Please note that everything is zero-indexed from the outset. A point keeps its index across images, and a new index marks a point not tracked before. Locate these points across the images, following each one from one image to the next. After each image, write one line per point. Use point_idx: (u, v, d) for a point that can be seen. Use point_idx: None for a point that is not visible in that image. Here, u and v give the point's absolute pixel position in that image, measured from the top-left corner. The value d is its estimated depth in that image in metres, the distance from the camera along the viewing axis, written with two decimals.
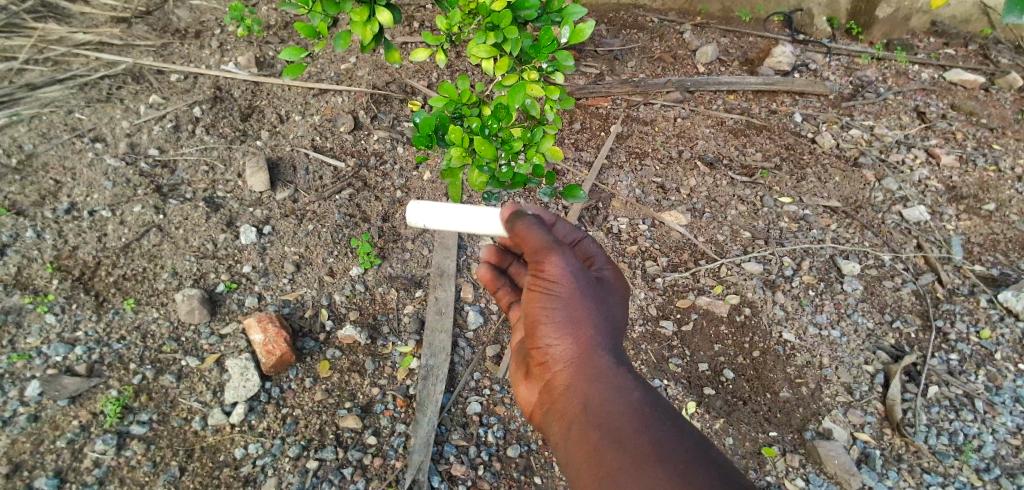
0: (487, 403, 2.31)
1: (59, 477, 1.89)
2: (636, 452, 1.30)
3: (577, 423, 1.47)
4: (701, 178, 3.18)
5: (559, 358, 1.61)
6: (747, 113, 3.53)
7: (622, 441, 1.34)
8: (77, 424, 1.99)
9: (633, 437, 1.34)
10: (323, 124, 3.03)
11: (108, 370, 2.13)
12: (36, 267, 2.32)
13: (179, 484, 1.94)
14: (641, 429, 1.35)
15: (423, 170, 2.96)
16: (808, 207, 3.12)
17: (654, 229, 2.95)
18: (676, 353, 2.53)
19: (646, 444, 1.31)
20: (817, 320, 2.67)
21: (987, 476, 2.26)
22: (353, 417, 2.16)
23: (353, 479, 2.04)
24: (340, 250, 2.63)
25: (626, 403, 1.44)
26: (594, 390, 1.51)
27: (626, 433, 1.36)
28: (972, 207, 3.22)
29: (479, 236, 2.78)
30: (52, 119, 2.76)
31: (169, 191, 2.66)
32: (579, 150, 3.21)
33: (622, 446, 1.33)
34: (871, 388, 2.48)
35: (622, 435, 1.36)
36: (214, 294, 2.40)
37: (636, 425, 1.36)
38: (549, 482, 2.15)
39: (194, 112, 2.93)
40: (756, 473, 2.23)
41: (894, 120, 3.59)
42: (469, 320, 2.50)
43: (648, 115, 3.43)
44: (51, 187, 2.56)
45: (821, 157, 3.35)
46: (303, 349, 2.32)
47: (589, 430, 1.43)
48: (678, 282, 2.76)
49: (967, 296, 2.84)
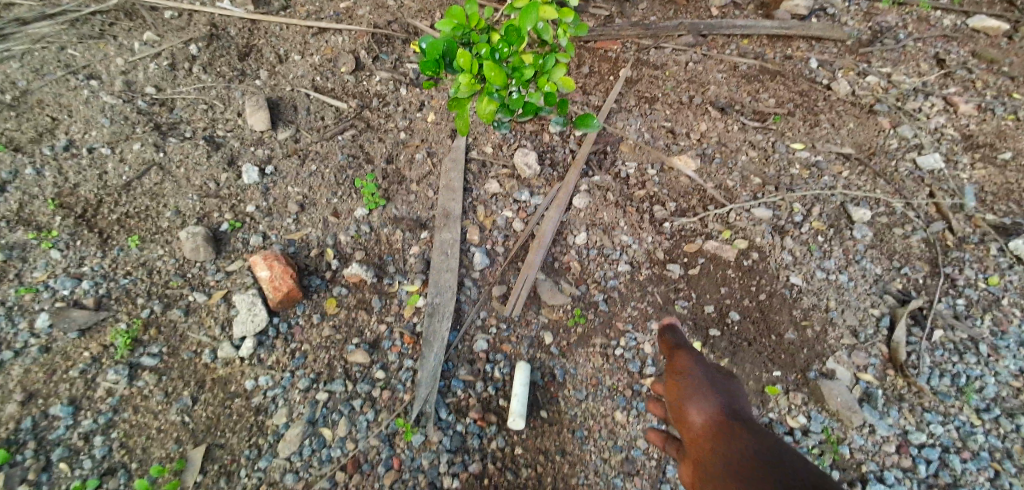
0: (493, 341, 2.32)
1: (74, 405, 1.93)
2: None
3: (704, 464, 1.26)
4: (712, 123, 3.08)
5: (695, 398, 1.41)
6: (760, 58, 3.39)
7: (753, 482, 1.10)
8: (88, 355, 2.02)
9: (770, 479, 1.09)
10: (323, 64, 2.92)
11: (116, 304, 2.14)
12: (38, 204, 2.29)
13: (191, 413, 1.98)
14: (781, 473, 1.09)
15: (427, 112, 2.87)
16: (821, 154, 3.04)
17: (663, 174, 2.88)
18: (682, 296, 2.53)
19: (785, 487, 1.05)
20: (825, 265, 2.65)
21: (986, 416, 2.31)
22: (361, 352, 2.19)
23: (363, 410, 2.08)
24: (344, 191, 2.59)
25: (772, 450, 1.19)
26: (734, 432, 1.27)
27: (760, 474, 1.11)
28: (988, 156, 3.13)
29: (485, 179, 2.73)
30: (45, 56, 2.66)
31: (168, 129, 2.59)
32: (588, 94, 3.08)
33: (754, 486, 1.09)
34: (876, 331, 2.49)
35: (756, 477, 1.11)
36: (219, 233, 2.38)
37: (774, 469, 1.11)
38: (555, 417, 2.19)
39: (190, 51, 2.80)
40: (760, 410, 2.28)
41: (912, 67, 3.46)
42: (475, 261, 2.49)
43: (657, 59, 3.29)
44: (48, 124, 2.49)
45: (835, 104, 3.24)
46: (309, 286, 2.32)
47: (717, 469, 1.20)
48: (686, 227, 2.73)
49: (977, 244, 2.81)
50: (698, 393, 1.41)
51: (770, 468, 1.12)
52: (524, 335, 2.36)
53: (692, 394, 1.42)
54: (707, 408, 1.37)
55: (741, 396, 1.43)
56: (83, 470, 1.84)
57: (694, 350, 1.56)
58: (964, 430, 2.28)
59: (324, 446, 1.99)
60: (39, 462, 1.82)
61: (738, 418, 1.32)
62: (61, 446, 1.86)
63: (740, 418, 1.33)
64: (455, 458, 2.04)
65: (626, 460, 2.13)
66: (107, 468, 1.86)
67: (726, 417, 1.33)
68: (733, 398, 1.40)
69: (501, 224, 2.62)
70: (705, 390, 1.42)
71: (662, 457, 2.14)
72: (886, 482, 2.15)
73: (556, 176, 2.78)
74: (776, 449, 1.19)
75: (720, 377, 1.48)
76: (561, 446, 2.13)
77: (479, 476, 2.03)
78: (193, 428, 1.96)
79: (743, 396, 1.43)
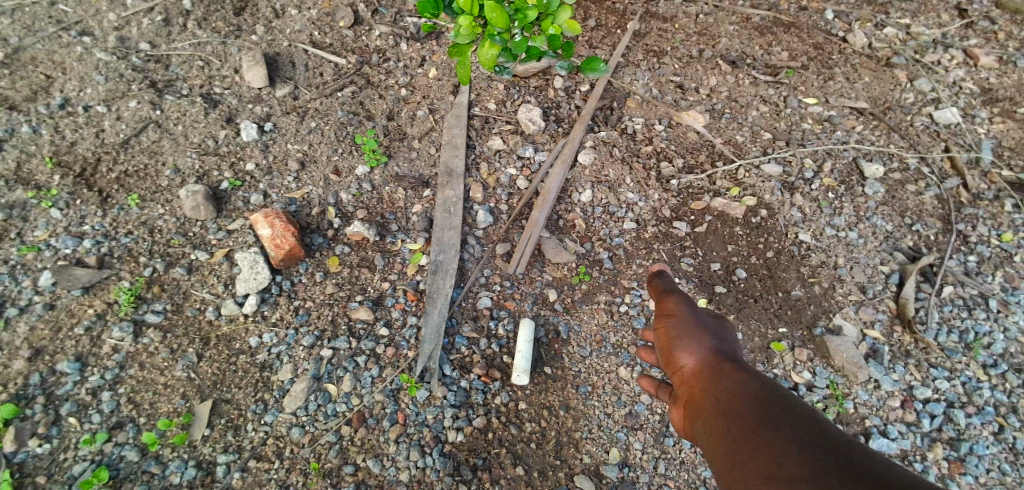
0: (496, 298, 2.31)
1: (81, 361, 1.94)
2: (768, 441, 1.09)
3: (699, 407, 1.30)
4: (722, 78, 2.97)
5: (687, 342, 1.44)
6: (774, 9, 3.24)
7: (750, 428, 1.15)
8: (93, 312, 2.03)
9: (766, 423, 1.13)
10: (321, 19, 2.82)
11: (119, 262, 2.13)
12: (36, 162, 2.26)
13: (197, 369, 2.00)
14: (775, 417, 1.14)
15: (428, 67, 2.79)
16: (834, 108, 2.95)
17: (670, 130, 2.81)
18: (689, 253, 2.50)
19: (781, 433, 1.10)
20: (834, 222, 2.60)
21: (993, 372, 2.31)
22: (365, 309, 2.19)
23: (367, 366, 2.09)
24: (345, 148, 2.54)
25: (763, 389, 1.24)
26: (727, 372, 1.31)
27: (756, 419, 1.16)
28: (1008, 110, 3.03)
29: (488, 136, 2.66)
30: (35, 11, 2.56)
31: (165, 87, 2.53)
32: (594, 48, 2.96)
33: (751, 432, 1.14)
34: (885, 288, 2.47)
35: (753, 422, 1.16)
36: (219, 192, 2.34)
37: (768, 411, 1.17)
38: (558, 373, 2.19)
39: (184, 5, 2.69)
40: (765, 366, 2.26)
41: (932, 18, 3.30)
42: (478, 219, 2.46)
43: (667, 11, 3.15)
44: (42, 82, 2.43)
45: (850, 57, 3.12)
46: (312, 245, 2.30)
47: (714, 413, 1.25)
48: (693, 184, 2.67)
49: (992, 200, 2.75)
50: (689, 336, 1.45)
51: (765, 409, 1.17)
52: (528, 292, 2.35)
53: (683, 338, 1.45)
54: (699, 351, 1.41)
55: (731, 338, 1.47)
56: (93, 424, 1.86)
57: (683, 294, 1.59)
58: (970, 386, 2.28)
59: (330, 401, 2.01)
60: (49, 416, 1.85)
61: (729, 359, 1.37)
62: (70, 401, 1.88)
63: (732, 359, 1.37)
64: (459, 413, 2.05)
65: (629, 415, 2.14)
66: (116, 422, 1.88)
67: (717, 360, 1.38)
68: (723, 339, 1.44)
69: (505, 182, 2.58)
70: (695, 334, 1.45)
71: (666, 412, 2.16)
72: (889, 436, 2.15)
73: (561, 132, 2.71)
74: (767, 388, 1.25)
75: (709, 318, 1.51)
76: (565, 401, 2.14)
77: (483, 430, 2.04)
78: (199, 384, 1.98)
79: (733, 337, 1.47)
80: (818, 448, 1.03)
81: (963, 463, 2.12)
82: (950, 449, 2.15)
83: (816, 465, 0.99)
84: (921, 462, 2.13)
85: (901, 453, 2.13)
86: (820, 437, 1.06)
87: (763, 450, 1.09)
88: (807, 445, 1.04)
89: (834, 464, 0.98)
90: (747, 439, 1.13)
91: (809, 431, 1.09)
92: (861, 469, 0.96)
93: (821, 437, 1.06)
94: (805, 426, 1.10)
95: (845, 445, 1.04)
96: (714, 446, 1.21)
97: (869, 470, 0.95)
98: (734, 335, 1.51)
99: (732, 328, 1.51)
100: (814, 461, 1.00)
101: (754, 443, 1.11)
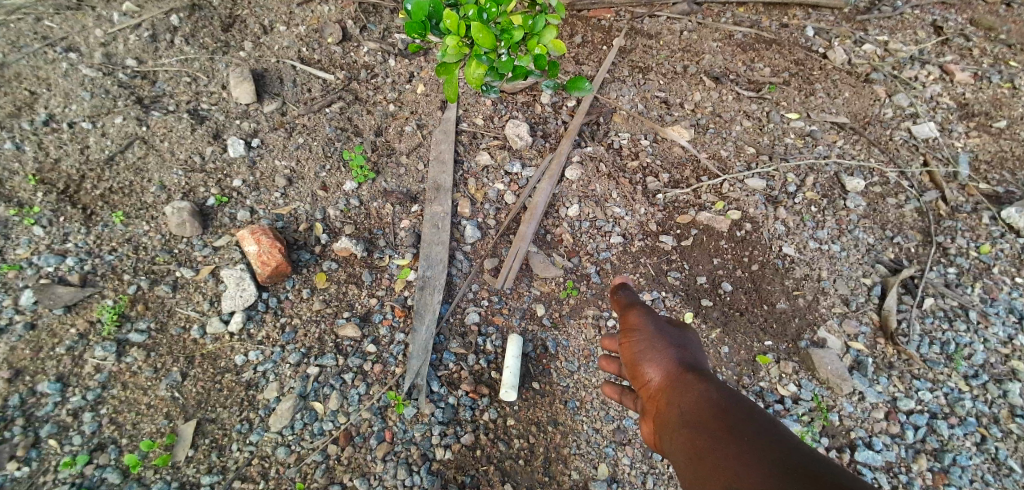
0: (484, 313, 2.32)
1: (61, 382, 1.91)
2: (734, 453, 1.12)
3: (666, 418, 1.34)
4: (706, 93, 3.02)
5: (650, 354, 1.49)
6: (756, 26, 3.31)
7: (716, 439, 1.18)
8: (75, 331, 2.00)
9: (731, 434, 1.16)
10: (310, 35, 2.84)
11: (102, 280, 2.11)
12: (18, 180, 2.23)
13: (181, 389, 1.98)
14: (739, 426, 1.18)
15: (416, 83, 2.81)
16: (816, 123, 3.00)
17: (656, 144, 2.84)
18: (675, 267, 2.52)
19: (742, 443, 1.13)
20: (817, 235, 2.64)
21: (974, 383, 2.34)
22: (352, 326, 2.18)
23: (354, 384, 2.08)
24: (332, 164, 2.54)
25: (726, 397, 1.28)
26: (691, 384, 1.35)
27: (721, 429, 1.19)
28: (983, 124, 3.10)
29: (476, 151, 2.68)
30: (20, 27, 2.54)
31: (151, 103, 2.52)
32: (580, 64, 3.00)
33: (718, 441, 1.16)
34: (867, 300, 2.51)
35: (718, 433, 1.19)
36: (205, 208, 2.33)
37: (732, 419, 1.20)
38: (547, 388, 2.19)
39: (171, 21, 2.70)
40: (750, 379, 2.29)
41: (909, 35, 3.39)
42: (466, 234, 2.47)
43: (651, 27, 3.21)
44: (25, 98, 2.40)
45: (830, 73, 3.18)
46: (298, 261, 2.29)
47: (681, 425, 1.28)
48: (679, 198, 2.70)
49: (970, 213, 2.81)
50: (653, 349, 1.49)
51: (727, 420, 1.21)
52: (516, 307, 2.35)
53: (646, 351, 1.49)
54: (662, 363, 1.45)
55: (693, 346, 1.53)
56: (73, 446, 1.83)
57: (645, 305, 1.63)
58: (952, 397, 2.31)
59: (316, 419, 1.99)
60: (28, 438, 1.81)
61: (691, 368, 1.42)
62: (50, 422, 1.85)
63: (694, 368, 1.42)
64: (447, 430, 2.04)
65: (617, 430, 2.14)
66: (97, 444, 1.85)
67: (682, 372, 1.41)
68: (684, 347, 1.50)
69: (492, 197, 2.59)
70: (656, 345, 1.50)
71: None
72: (874, 448, 2.17)
73: (548, 147, 2.74)
74: (730, 398, 1.28)
75: (669, 327, 1.56)
76: (553, 417, 2.14)
77: (472, 448, 2.03)
78: (183, 403, 1.96)
79: (694, 345, 1.52)
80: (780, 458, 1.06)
81: (946, 473, 2.14)
82: (933, 460, 2.18)
83: (779, 477, 1.02)
84: (906, 473, 2.14)
85: (885, 465, 2.16)
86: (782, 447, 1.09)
87: (732, 463, 1.11)
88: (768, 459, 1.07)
89: (795, 475, 1.00)
90: (713, 450, 1.16)
91: (771, 439, 1.12)
92: (821, 477, 0.99)
93: (783, 447, 1.09)
94: (765, 433, 1.15)
95: (807, 454, 1.07)
96: (683, 458, 1.23)
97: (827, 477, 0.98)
98: (695, 341, 1.56)
99: (693, 335, 1.56)
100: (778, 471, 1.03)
101: (720, 455, 1.14)
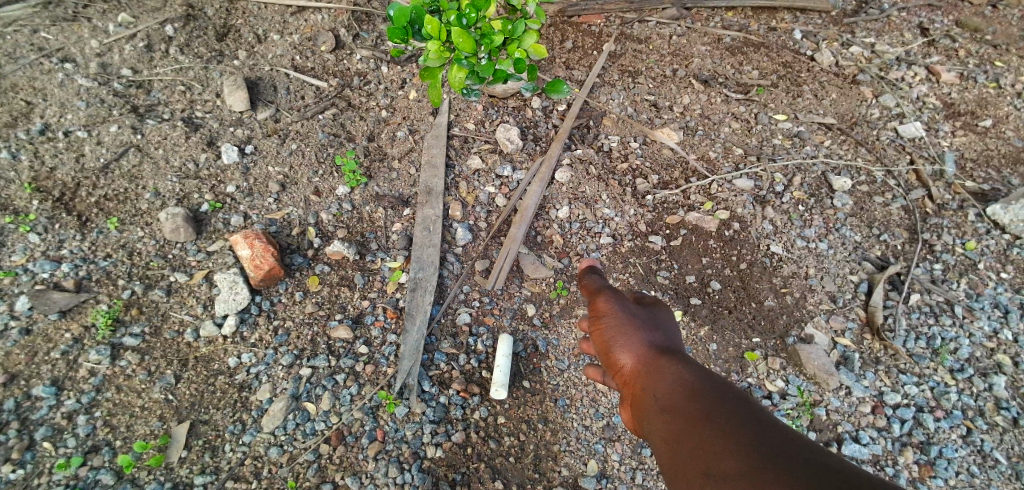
0: (476, 314, 2.34)
1: (56, 386, 1.94)
2: (705, 431, 1.20)
3: (641, 402, 1.44)
4: (695, 96, 3.06)
5: (622, 340, 1.61)
6: (745, 30, 3.36)
7: (688, 423, 1.25)
8: (70, 336, 2.02)
9: (701, 417, 1.24)
10: (303, 43, 2.87)
11: (97, 285, 2.13)
12: (14, 189, 2.26)
13: (175, 391, 2.00)
14: (708, 406, 1.26)
15: (408, 89, 2.84)
16: (803, 124, 3.04)
17: (645, 147, 2.88)
18: (665, 267, 2.55)
19: (715, 426, 1.20)
20: (805, 234, 2.68)
21: (960, 376, 2.37)
22: (344, 328, 2.20)
23: (346, 384, 2.10)
24: (325, 170, 2.57)
25: (695, 379, 1.38)
26: (665, 373, 1.44)
27: (691, 411, 1.28)
28: (969, 123, 3.15)
29: (467, 154, 2.71)
30: (16, 39, 2.58)
31: (146, 111, 2.55)
32: (570, 69, 3.05)
33: (692, 424, 1.24)
34: (854, 297, 2.54)
35: (691, 416, 1.26)
36: (199, 213, 2.35)
37: (700, 399, 1.29)
38: (537, 386, 2.21)
39: (166, 31, 2.73)
40: (738, 375, 2.32)
41: (896, 37, 3.44)
42: (458, 236, 2.50)
43: (641, 32, 3.25)
44: (22, 108, 2.44)
45: (818, 75, 3.22)
46: (291, 264, 2.32)
47: (657, 411, 1.36)
48: (668, 199, 2.73)
49: (956, 210, 2.84)
50: (629, 340, 1.60)
51: (699, 404, 1.28)
52: (507, 307, 2.38)
53: (622, 342, 1.60)
54: (639, 354, 1.56)
55: (667, 336, 1.63)
56: (68, 448, 1.85)
57: (616, 295, 1.75)
58: (938, 390, 2.33)
59: (309, 420, 2.01)
60: (23, 441, 1.84)
61: (663, 352, 1.53)
62: (45, 425, 1.87)
63: (667, 356, 1.51)
64: (438, 429, 2.06)
65: (606, 427, 2.17)
66: (91, 445, 1.87)
67: (656, 361, 1.50)
68: (658, 336, 1.61)
69: (483, 200, 2.62)
70: (628, 333, 1.63)
71: None
72: (860, 441, 2.21)
73: (538, 150, 2.78)
74: (702, 383, 1.36)
75: (639, 313, 1.70)
76: (543, 414, 2.16)
77: (463, 446, 2.05)
78: (177, 405, 1.98)
79: (666, 335, 1.62)
80: (751, 440, 1.13)
81: (932, 466, 2.17)
82: (919, 453, 2.20)
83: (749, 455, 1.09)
84: (892, 466, 2.18)
85: (872, 458, 2.19)
86: (753, 428, 1.16)
87: (703, 445, 1.18)
88: (740, 441, 1.13)
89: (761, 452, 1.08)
90: (686, 433, 1.24)
91: (738, 421, 1.19)
92: (786, 453, 1.07)
93: (756, 428, 1.16)
94: (734, 415, 1.22)
95: (773, 433, 1.14)
96: (657, 438, 1.32)
97: (795, 455, 1.06)
98: (664, 324, 1.69)
99: (666, 323, 1.68)
100: (748, 451, 1.10)
101: (691, 436, 1.22)
